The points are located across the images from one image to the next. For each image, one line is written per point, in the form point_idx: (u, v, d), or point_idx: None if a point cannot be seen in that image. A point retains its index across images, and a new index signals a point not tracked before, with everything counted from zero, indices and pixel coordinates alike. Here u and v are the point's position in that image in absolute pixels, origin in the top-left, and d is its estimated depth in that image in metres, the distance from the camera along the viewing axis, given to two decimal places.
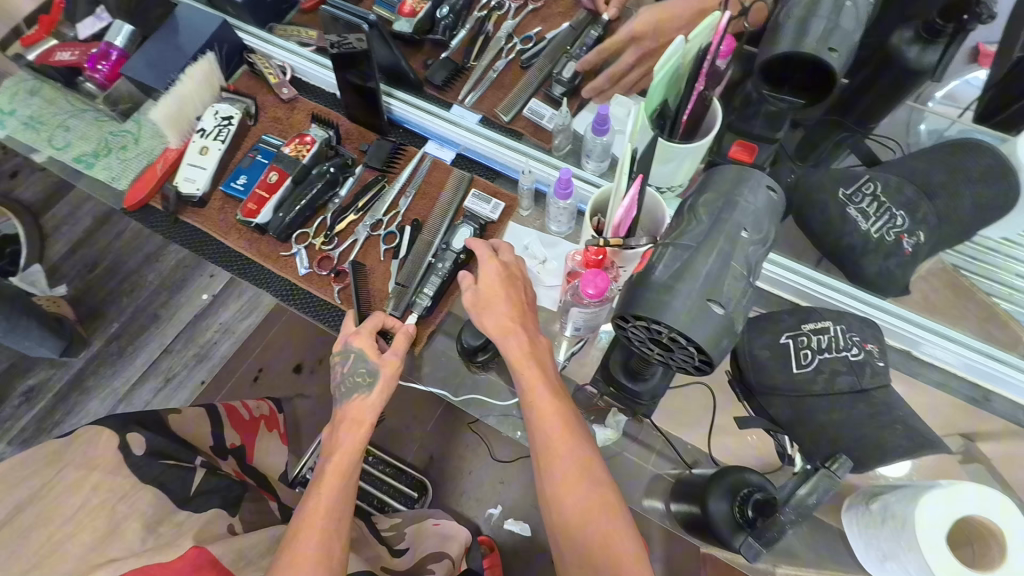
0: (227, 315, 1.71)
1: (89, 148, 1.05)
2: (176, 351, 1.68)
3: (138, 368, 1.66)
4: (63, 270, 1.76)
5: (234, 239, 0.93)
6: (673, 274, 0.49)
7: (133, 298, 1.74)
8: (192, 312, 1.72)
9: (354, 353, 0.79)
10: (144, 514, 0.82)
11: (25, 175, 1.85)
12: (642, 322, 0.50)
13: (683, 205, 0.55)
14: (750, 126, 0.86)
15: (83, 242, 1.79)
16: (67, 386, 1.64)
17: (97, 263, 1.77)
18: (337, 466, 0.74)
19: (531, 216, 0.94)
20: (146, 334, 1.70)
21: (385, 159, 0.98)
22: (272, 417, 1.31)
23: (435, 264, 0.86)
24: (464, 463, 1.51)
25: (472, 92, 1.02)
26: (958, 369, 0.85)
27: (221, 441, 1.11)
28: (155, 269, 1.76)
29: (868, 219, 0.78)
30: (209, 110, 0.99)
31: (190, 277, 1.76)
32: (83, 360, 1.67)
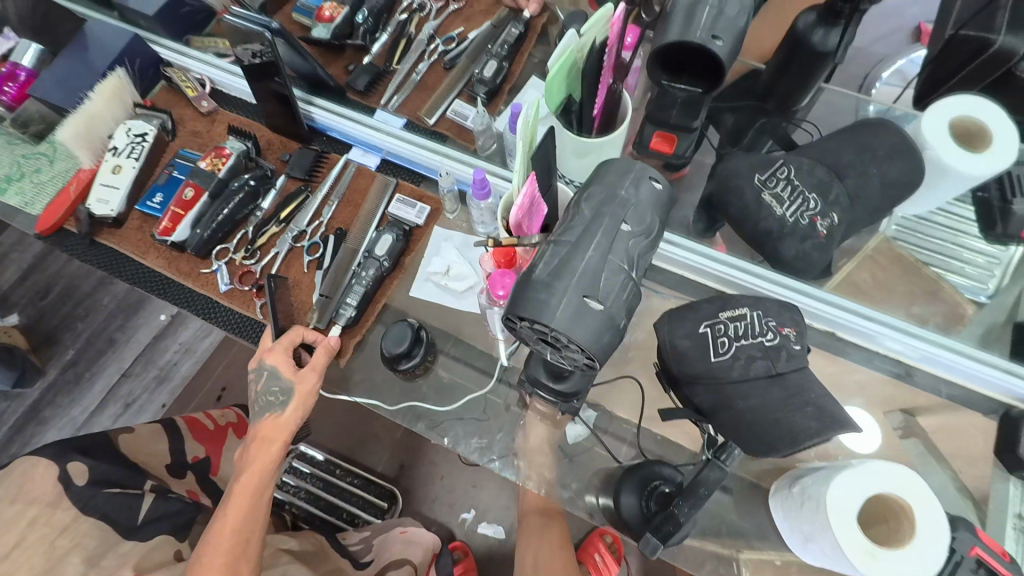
0: (187, 335, 1.67)
1: (2, 172, 1.01)
2: (135, 375, 1.64)
3: (97, 394, 1.62)
4: (12, 298, 1.70)
5: (152, 258, 0.90)
6: (552, 272, 0.48)
7: (88, 323, 1.69)
8: (151, 333, 1.68)
9: (267, 370, 0.77)
10: (86, 547, 0.83)
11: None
12: (526, 321, 0.49)
13: (571, 200, 0.55)
14: (666, 115, 0.86)
15: (32, 268, 1.74)
16: (23, 418, 1.59)
17: (48, 290, 1.72)
18: (246, 487, 0.75)
19: (457, 218, 0.93)
20: (103, 359, 1.65)
21: (307, 169, 0.96)
22: (241, 424, 1.23)
23: (358, 272, 0.85)
24: (433, 469, 1.49)
25: (395, 96, 1.01)
26: (886, 349, 0.85)
27: (180, 456, 1.06)
28: (111, 292, 1.72)
29: (782, 204, 0.78)
30: (123, 127, 0.96)
31: (147, 297, 1.71)
32: (39, 390, 1.62)
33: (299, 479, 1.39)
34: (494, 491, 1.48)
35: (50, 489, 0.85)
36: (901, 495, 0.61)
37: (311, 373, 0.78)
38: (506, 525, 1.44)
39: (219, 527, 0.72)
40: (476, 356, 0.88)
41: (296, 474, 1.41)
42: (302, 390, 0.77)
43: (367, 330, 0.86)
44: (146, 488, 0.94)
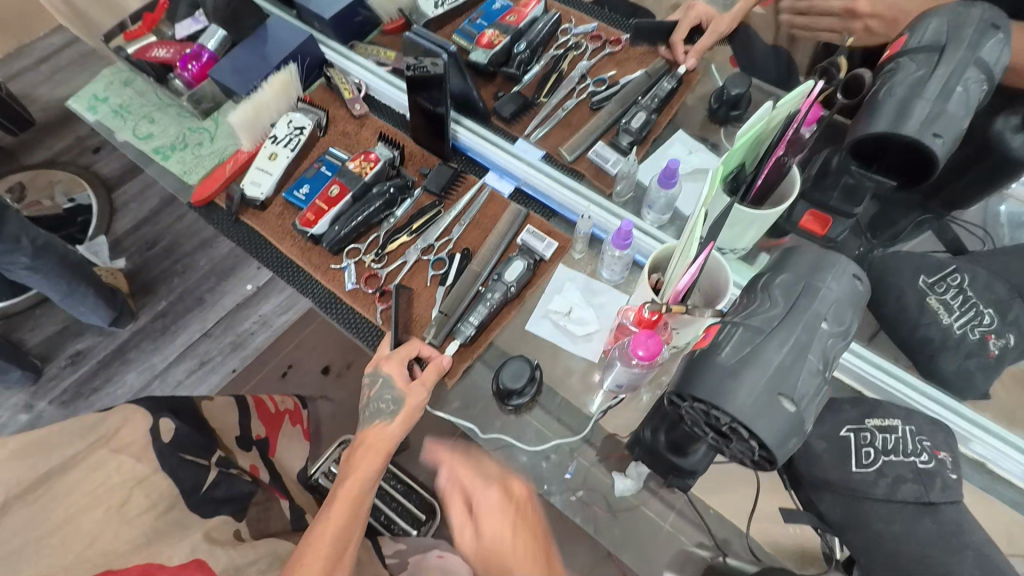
0: (268, 308, 1.75)
1: (168, 140, 1.10)
2: (214, 337, 1.72)
3: (177, 347, 1.71)
4: (124, 244, 1.84)
5: (289, 244, 0.95)
6: (741, 359, 0.45)
7: (183, 280, 1.80)
8: (234, 301, 1.77)
9: (380, 378, 0.79)
10: (158, 504, 0.80)
11: (106, 151, 1.96)
12: (701, 405, 0.46)
13: (756, 281, 0.52)
14: (827, 197, 0.81)
15: (147, 220, 1.87)
16: (110, 355, 1.70)
17: (155, 243, 1.84)
18: (346, 495, 0.75)
19: (583, 260, 0.92)
20: (189, 316, 1.75)
21: (443, 185, 0.98)
22: (295, 412, 1.35)
23: (484, 293, 0.86)
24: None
25: (539, 128, 1.02)
26: (1015, 477, 0.74)
27: (246, 432, 1.11)
28: (208, 256, 1.83)
29: (951, 312, 0.73)
30: (284, 118, 1.02)
31: (239, 266, 1.81)
32: (128, 332, 1.73)
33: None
34: None
35: (141, 436, 0.84)
36: None
37: (419, 388, 0.78)
38: None
39: (320, 527, 0.72)
40: (578, 407, 0.84)
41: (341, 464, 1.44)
42: (410, 404, 0.78)
43: (479, 353, 0.86)
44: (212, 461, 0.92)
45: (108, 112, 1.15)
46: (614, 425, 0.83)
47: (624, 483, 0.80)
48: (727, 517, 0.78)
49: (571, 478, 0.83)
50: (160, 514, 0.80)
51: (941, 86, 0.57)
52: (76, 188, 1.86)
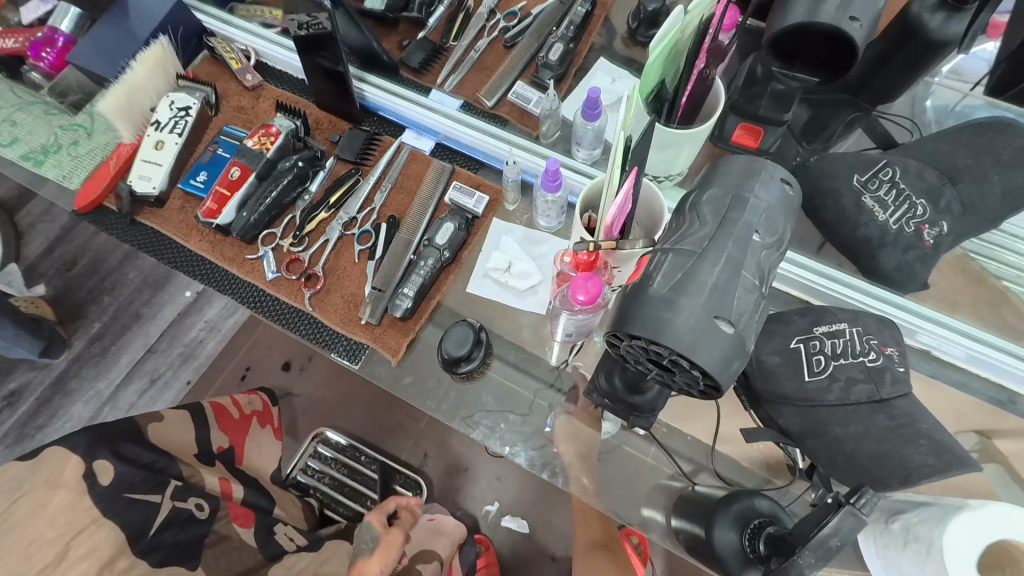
0: (213, 313, 1.64)
1: (39, 143, 0.97)
2: (160, 351, 1.61)
3: (122, 369, 1.59)
4: (40, 269, 1.68)
5: (196, 241, 0.86)
6: (673, 286, 0.42)
7: (114, 297, 1.66)
8: (175, 310, 1.65)
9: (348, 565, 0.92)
10: (100, 555, 0.77)
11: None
12: (640, 342, 0.43)
13: (684, 202, 0.48)
14: (754, 108, 0.78)
15: (60, 239, 1.71)
16: (50, 389, 1.58)
17: (74, 263, 1.69)
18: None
19: (518, 210, 0.87)
20: (128, 335, 1.62)
21: (359, 151, 0.90)
22: (265, 412, 1.30)
23: (417, 261, 0.80)
24: (455, 462, 1.45)
25: (452, 75, 0.94)
26: (960, 360, 0.77)
27: (207, 445, 1.07)
28: (137, 267, 1.69)
29: (886, 210, 0.71)
30: (165, 100, 0.90)
31: (173, 273, 1.68)
32: (66, 361, 1.59)
33: (324, 464, 1.39)
34: (518, 486, 1.43)
35: (76, 485, 0.79)
36: (1017, 539, 0.55)
37: (394, 531, 1.03)
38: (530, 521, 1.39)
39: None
40: (537, 365, 0.82)
41: (319, 458, 1.40)
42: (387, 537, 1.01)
43: (422, 324, 0.81)
44: (166, 493, 0.87)
45: None
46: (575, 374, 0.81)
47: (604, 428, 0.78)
48: (695, 445, 0.78)
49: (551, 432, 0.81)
50: (105, 564, 0.77)
51: None
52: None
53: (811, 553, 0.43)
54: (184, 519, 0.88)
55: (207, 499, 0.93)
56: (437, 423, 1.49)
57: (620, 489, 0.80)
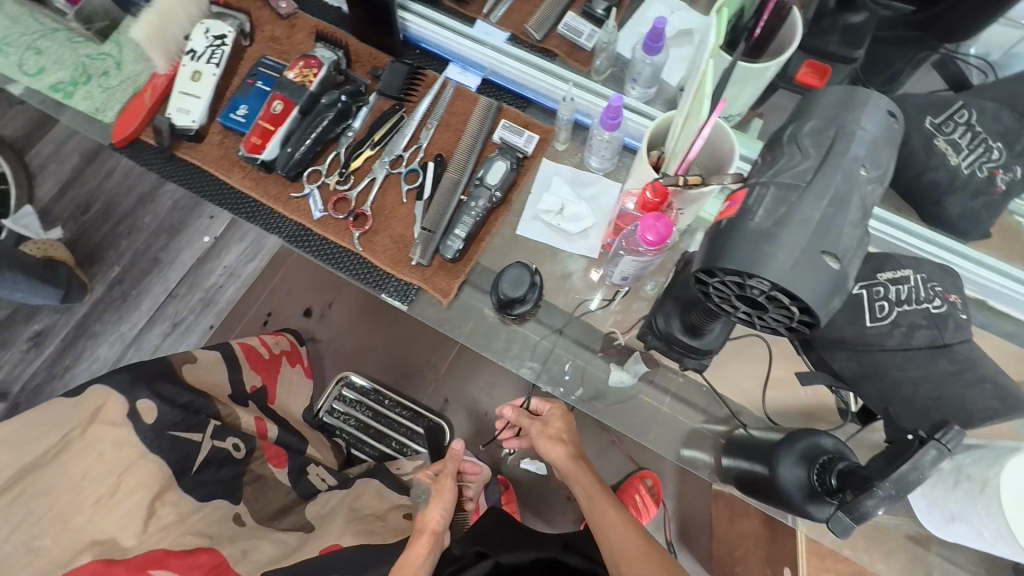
0: (232, 258, 1.64)
1: (66, 75, 0.93)
2: (181, 296, 1.62)
3: (145, 313, 1.61)
4: (54, 211, 1.66)
5: (239, 178, 0.84)
6: (775, 220, 0.41)
7: (132, 241, 1.65)
8: (194, 255, 1.64)
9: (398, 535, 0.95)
10: (150, 488, 0.78)
11: (1, 109, 1.71)
12: (735, 277, 0.43)
13: (779, 135, 0.47)
14: (824, 42, 0.76)
15: (72, 182, 1.68)
16: (74, 331, 1.59)
17: (89, 206, 1.67)
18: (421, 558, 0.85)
19: (567, 150, 0.85)
20: (148, 280, 1.63)
21: (401, 86, 0.86)
22: (292, 351, 1.33)
23: (467, 203, 0.78)
24: (474, 404, 1.48)
25: (499, 5, 0.89)
26: (984, 296, 0.76)
27: (241, 386, 1.10)
28: (152, 212, 1.67)
29: (959, 152, 0.69)
30: (198, 27, 0.86)
31: (189, 218, 1.66)
32: (87, 304, 1.61)
33: (348, 406, 1.42)
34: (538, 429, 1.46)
35: (120, 421, 0.80)
36: None
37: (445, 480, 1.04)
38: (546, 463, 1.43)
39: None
40: (581, 310, 0.82)
41: (343, 401, 1.43)
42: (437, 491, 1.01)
43: (470, 268, 0.80)
44: (206, 433, 0.89)
45: None
46: (618, 317, 0.81)
47: (619, 377, 0.81)
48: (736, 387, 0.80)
49: (570, 379, 0.82)
50: (156, 496, 0.78)
51: None
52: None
53: (892, 484, 0.45)
54: (223, 458, 0.90)
55: (244, 440, 0.94)
56: (456, 369, 1.51)
57: (660, 433, 0.81)
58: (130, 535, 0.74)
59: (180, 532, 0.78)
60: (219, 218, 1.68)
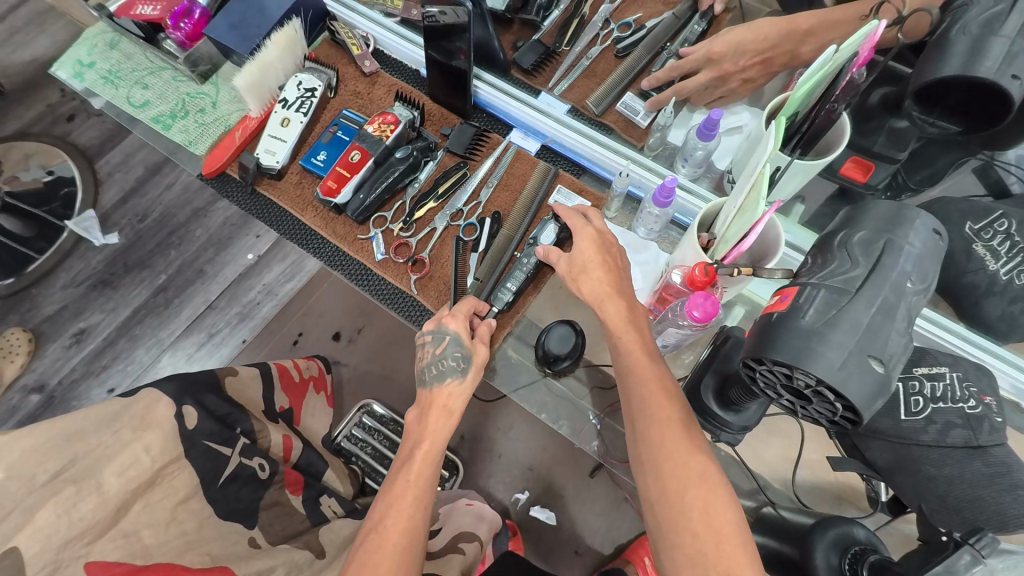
0: (272, 277, 1.72)
1: (167, 108, 1.03)
2: (219, 308, 1.70)
3: (183, 322, 1.68)
4: (114, 218, 1.77)
5: (311, 216, 0.91)
6: (826, 321, 0.45)
7: (182, 251, 1.75)
8: (237, 270, 1.73)
9: (448, 337, 0.78)
10: (179, 493, 0.82)
11: (81, 121, 1.87)
12: (784, 369, 0.46)
13: (830, 239, 0.51)
14: (870, 142, 0.81)
15: (134, 192, 1.80)
16: (114, 333, 1.67)
17: (146, 215, 1.78)
18: (420, 473, 0.72)
19: (616, 219, 0.90)
20: (191, 290, 1.71)
21: (467, 145, 0.94)
22: (319, 379, 1.38)
23: (519, 259, 0.84)
24: (491, 447, 1.47)
25: (563, 80, 0.98)
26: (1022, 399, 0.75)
27: (272, 404, 1.14)
28: (203, 226, 1.77)
29: (999, 259, 0.73)
30: (292, 79, 0.96)
31: (237, 236, 1.76)
32: (131, 308, 1.69)
33: (368, 433, 1.47)
34: (552, 477, 1.44)
35: (168, 425, 0.84)
36: None
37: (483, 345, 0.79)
38: (558, 513, 1.41)
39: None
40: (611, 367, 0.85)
41: (362, 427, 1.48)
42: (478, 361, 0.78)
43: (517, 320, 0.86)
44: (235, 449, 0.93)
45: (96, 80, 1.07)
46: None
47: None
48: (767, 465, 0.80)
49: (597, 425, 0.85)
50: (181, 502, 0.82)
51: (1022, 22, 0.54)
52: (55, 160, 1.78)
53: None
54: (248, 476, 0.93)
55: (269, 461, 0.99)
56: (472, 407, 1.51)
57: None
58: (153, 533, 0.77)
59: (197, 548, 0.80)
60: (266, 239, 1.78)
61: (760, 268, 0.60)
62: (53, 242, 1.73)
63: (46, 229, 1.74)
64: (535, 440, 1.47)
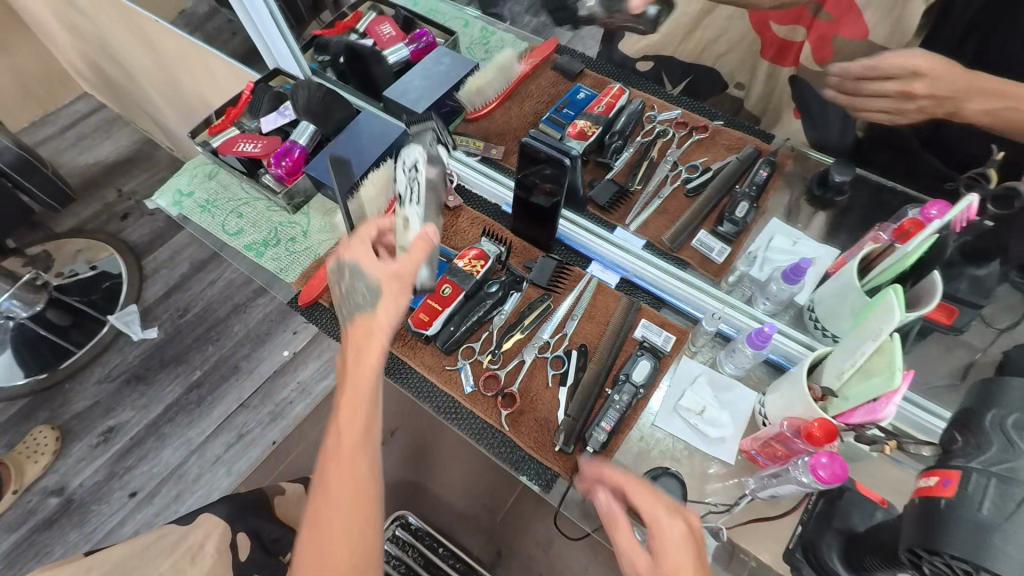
0: (306, 375, 1.80)
1: (259, 237, 1.10)
2: (252, 407, 1.76)
3: (214, 421, 1.74)
4: (156, 312, 1.95)
5: (398, 344, 0.94)
6: (1002, 514, 0.44)
7: (219, 346, 1.87)
8: (272, 367, 1.82)
9: (348, 266, 0.76)
10: None
11: (134, 218, 2.15)
12: (963, 565, 0.45)
13: (978, 418, 0.51)
14: (951, 289, 0.83)
15: (176, 287, 1.99)
16: (143, 432, 1.73)
17: (186, 310, 1.95)
18: (364, 370, 0.72)
19: (701, 354, 0.92)
20: (224, 387, 1.79)
21: (550, 278, 0.97)
22: None
23: (612, 396, 0.84)
24: (534, 567, 1.39)
25: (638, 216, 1.03)
26: None
27: None
28: (242, 320, 1.92)
29: None
30: (399, 165, 0.85)
31: (275, 332, 1.89)
32: (163, 406, 1.77)
33: (401, 549, 1.31)
34: None
35: None
36: None
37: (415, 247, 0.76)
38: None
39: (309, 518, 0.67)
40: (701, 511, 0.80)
41: (395, 542, 1.32)
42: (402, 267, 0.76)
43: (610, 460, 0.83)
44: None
45: (194, 207, 1.15)
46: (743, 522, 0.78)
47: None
48: None
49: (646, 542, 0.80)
50: None
51: None
52: (103, 253, 2.02)
53: None
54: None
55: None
56: (514, 522, 1.44)
57: None
58: None
59: None
60: (301, 335, 1.90)
61: (905, 440, 0.62)
62: (93, 336, 1.88)
63: (86, 322, 1.90)
64: (579, 562, 1.38)
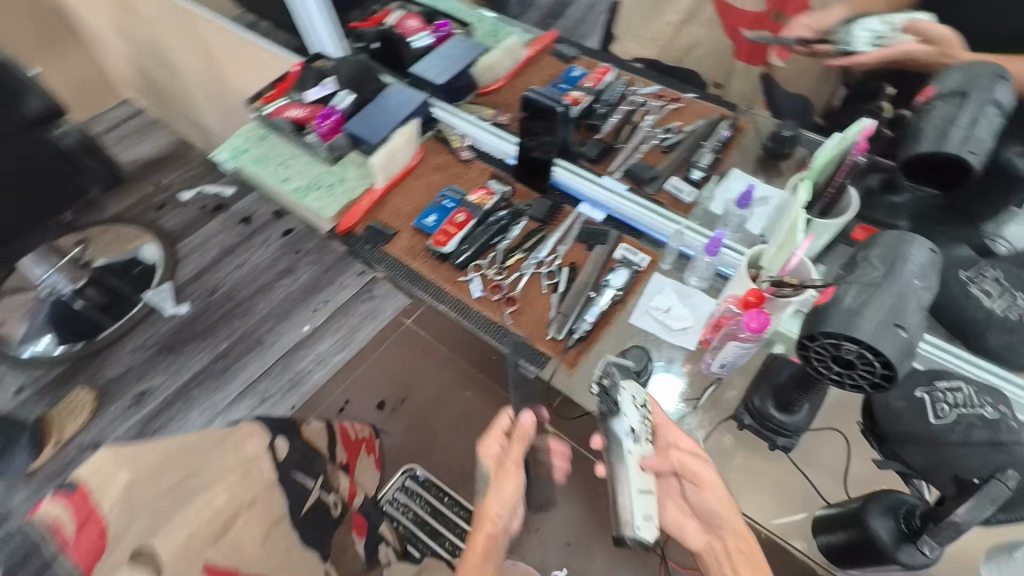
0: (324, 347, 1.99)
1: (304, 183, 1.30)
2: (273, 376, 1.95)
3: (236, 389, 1.92)
4: (189, 291, 2.16)
5: (419, 263, 1.13)
6: (860, 301, 0.62)
7: (245, 320, 2.07)
8: (288, 343, 2.01)
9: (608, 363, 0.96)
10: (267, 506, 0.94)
11: (169, 210, 2.39)
12: (833, 340, 0.62)
13: (855, 256, 0.70)
14: (873, 213, 1.02)
15: (207, 269, 2.21)
16: (173, 397, 1.91)
17: (215, 289, 2.16)
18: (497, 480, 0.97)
19: (670, 272, 1.10)
20: (249, 357, 1.99)
21: (547, 213, 1.17)
22: (370, 441, 1.65)
23: (594, 297, 1.04)
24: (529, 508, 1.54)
25: (621, 166, 1.24)
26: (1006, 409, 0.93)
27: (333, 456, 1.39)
28: (266, 298, 2.12)
29: (992, 298, 0.89)
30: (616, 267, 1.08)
31: (296, 309, 2.09)
32: (192, 374, 1.96)
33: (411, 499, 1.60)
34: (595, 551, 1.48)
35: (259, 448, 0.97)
36: None
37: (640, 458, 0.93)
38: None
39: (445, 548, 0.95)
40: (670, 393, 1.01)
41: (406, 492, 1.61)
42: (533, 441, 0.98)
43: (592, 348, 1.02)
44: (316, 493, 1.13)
45: (248, 161, 1.36)
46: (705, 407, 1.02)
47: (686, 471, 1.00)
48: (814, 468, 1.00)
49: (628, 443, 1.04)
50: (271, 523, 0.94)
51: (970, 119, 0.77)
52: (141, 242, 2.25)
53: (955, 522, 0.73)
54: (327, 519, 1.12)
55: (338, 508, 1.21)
56: None
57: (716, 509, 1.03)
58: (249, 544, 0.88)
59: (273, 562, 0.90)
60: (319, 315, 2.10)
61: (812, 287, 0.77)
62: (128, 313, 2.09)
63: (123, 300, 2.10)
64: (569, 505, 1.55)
